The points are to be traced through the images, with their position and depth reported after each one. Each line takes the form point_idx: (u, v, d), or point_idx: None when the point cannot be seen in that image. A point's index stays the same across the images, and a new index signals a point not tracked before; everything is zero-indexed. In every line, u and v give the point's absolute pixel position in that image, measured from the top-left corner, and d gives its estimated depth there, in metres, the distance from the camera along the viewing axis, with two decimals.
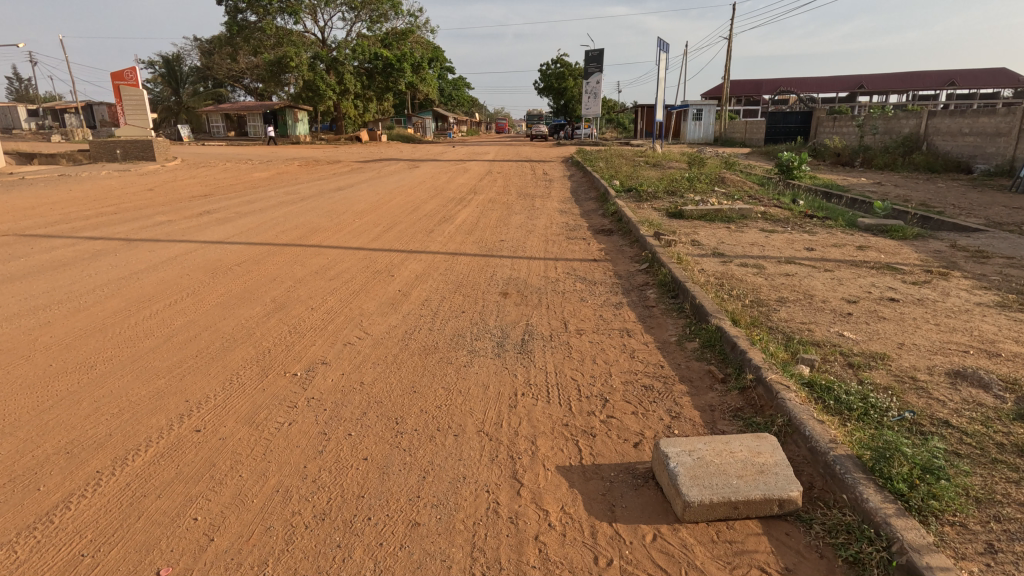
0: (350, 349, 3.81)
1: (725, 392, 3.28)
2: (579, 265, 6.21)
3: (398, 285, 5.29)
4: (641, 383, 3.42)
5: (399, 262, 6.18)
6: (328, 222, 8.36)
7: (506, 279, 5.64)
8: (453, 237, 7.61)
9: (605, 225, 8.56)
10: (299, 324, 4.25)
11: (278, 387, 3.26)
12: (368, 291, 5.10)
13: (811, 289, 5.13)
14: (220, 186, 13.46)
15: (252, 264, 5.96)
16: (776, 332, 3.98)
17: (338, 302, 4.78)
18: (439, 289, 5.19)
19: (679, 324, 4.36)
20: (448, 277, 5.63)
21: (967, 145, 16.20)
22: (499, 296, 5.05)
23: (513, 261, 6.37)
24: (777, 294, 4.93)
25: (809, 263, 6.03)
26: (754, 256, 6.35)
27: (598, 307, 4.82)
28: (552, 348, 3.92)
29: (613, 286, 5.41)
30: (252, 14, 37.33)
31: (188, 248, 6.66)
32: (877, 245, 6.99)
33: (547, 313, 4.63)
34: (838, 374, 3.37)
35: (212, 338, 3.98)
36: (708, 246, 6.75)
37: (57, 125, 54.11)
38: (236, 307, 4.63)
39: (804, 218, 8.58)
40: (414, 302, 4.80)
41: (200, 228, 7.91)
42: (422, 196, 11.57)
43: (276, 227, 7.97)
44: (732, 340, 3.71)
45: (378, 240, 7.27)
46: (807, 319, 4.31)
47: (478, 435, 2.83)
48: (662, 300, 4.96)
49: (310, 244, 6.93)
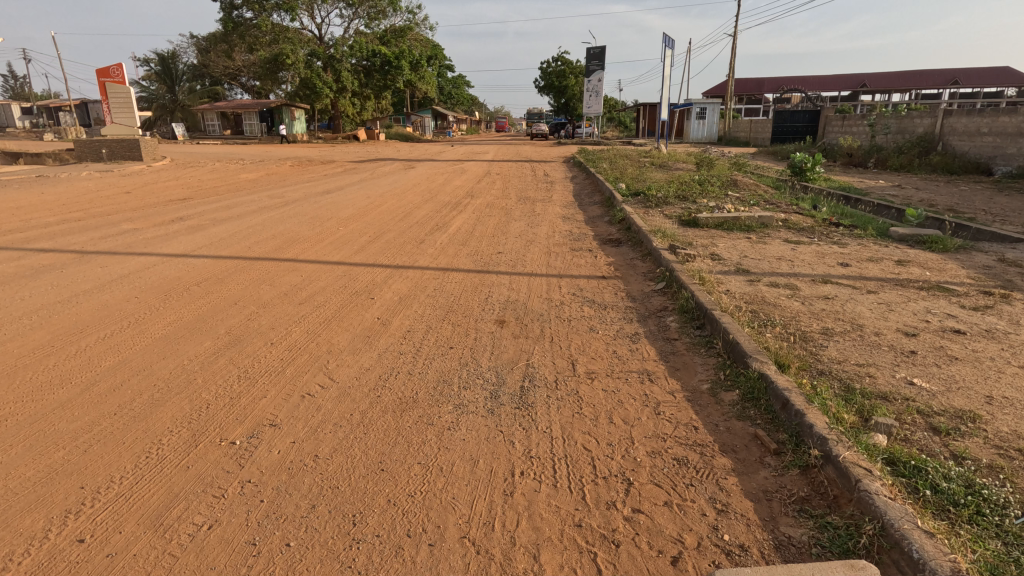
0: (309, 404, 3.08)
1: (782, 470, 2.56)
2: (585, 284, 5.47)
3: (377, 311, 4.56)
4: (672, 456, 2.70)
5: (382, 280, 5.46)
6: (309, 231, 7.63)
7: (504, 302, 4.91)
8: (445, 249, 6.89)
9: (613, 234, 7.83)
10: (252, 367, 3.51)
11: (205, 465, 2.53)
12: (343, 319, 4.37)
13: (858, 317, 4.40)
14: (202, 189, 12.67)
15: (215, 284, 5.24)
16: (831, 381, 3.27)
17: (304, 335, 4.04)
18: (424, 316, 4.47)
19: (710, 366, 3.63)
20: (436, 300, 4.89)
21: (986, 145, 15.45)
22: (495, 326, 4.32)
23: (511, 279, 5.64)
24: (820, 325, 4.21)
25: (848, 283, 5.30)
26: (784, 273, 5.63)
27: (611, 341, 4.09)
28: (558, 401, 3.19)
29: (627, 312, 4.69)
30: (248, 11, 36.62)
31: (145, 263, 5.91)
32: (917, 259, 6.26)
33: (551, 350, 3.90)
34: (923, 445, 2.64)
35: (142, 387, 3.24)
36: (730, 261, 6.02)
37: (52, 124, 53.38)
38: (182, 341, 3.90)
39: (830, 227, 7.86)
40: (393, 335, 4.07)
41: (168, 238, 7.18)
42: (416, 200, 10.81)
43: (251, 237, 7.22)
44: (782, 396, 2.99)
45: (361, 253, 6.55)
46: (863, 360, 3.58)
47: (462, 546, 2.10)
48: (686, 331, 4.23)
49: (285, 258, 6.20)
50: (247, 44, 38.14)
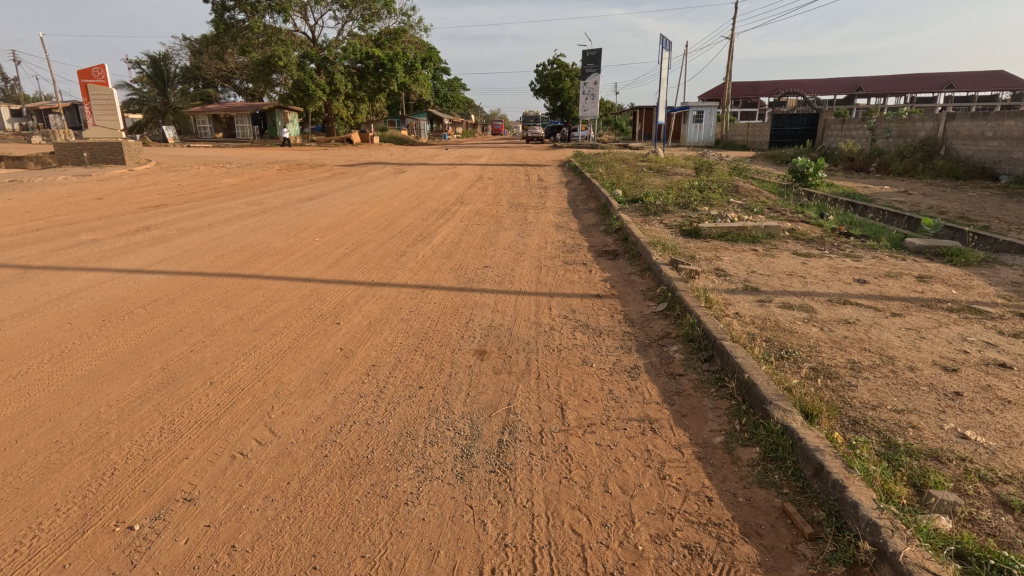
0: (239, 469, 2.52)
1: (822, 566, 2.03)
2: (579, 305, 4.94)
3: (340, 341, 4.01)
4: (681, 542, 2.16)
5: (352, 301, 4.92)
6: (282, 242, 7.09)
7: (486, 327, 4.37)
8: (427, 262, 6.37)
9: (609, 245, 7.31)
10: (180, 415, 2.95)
11: (86, 563, 1.99)
12: (300, 350, 3.83)
13: (887, 347, 3.87)
14: (180, 195, 12.12)
15: (164, 306, 4.68)
16: (870, 436, 2.73)
17: (251, 372, 3.48)
18: (394, 346, 3.93)
19: (722, 412, 3.09)
20: (410, 325, 4.35)
21: (991, 150, 15.00)
22: (473, 359, 3.77)
23: (496, 298, 5.11)
24: (846, 357, 3.68)
25: (869, 303, 4.79)
26: (796, 291, 5.12)
27: (606, 378, 3.55)
28: (542, 462, 2.66)
29: (625, 340, 4.15)
30: (240, 12, 36.03)
31: (92, 280, 5.35)
32: (939, 275, 5.75)
33: (536, 389, 3.36)
34: (998, 530, 2.10)
35: (38, 445, 2.68)
36: (737, 278, 5.50)
37: (41, 126, 52.81)
38: (105, 380, 3.34)
39: (840, 238, 7.36)
40: (355, 372, 3.52)
41: (127, 250, 6.63)
42: (401, 207, 10.30)
43: (216, 249, 6.66)
44: (815, 459, 2.45)
45: (335, 267, 6.01)
46: (901, 405, 3.05)
47: None
48: (692, 365, 3.69)
49: (249, 274, 5.66)
50: (239, 46, 37.58)
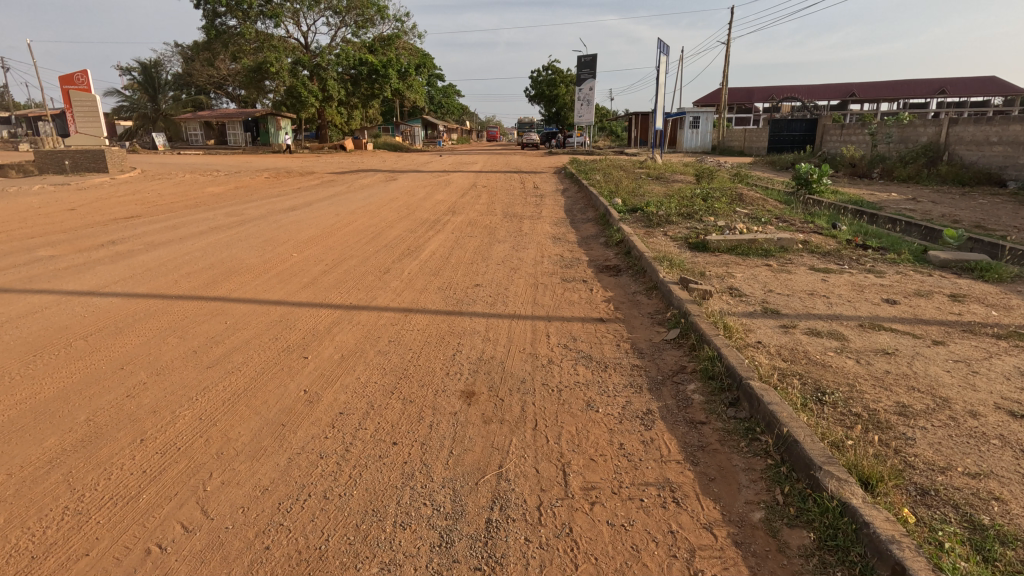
0: (152, 572, 1.97)
1: None
2: (580, 332, 4.40)
3: (304, 381, 3.45)
4: None
5: (325, 328, 4.38)
6: (256, 258, 6.56)
7: (475, 361, 3.82)
8: (413, 280, 5.84)
9: (610, 260, 6.80)
10: (94, 489, 2.39)
11: None
12: (256, 394, 3.26)
13: (937, 385, 3.35)
14: (158, 206, 11.52)
15: (108, 336, 4.10)
16: (948, 514, 2.20)
17: (194, 425, 2.92)
18: (367, 388, 3.38)
19: (760, 477, 2.55)
20: (388, 359, 3.80)
21: (996, 155, 14.59)
22: (459, 404, 3.22)
23: (487, 323, 4.57)
24: (893, 400, 3.14)
25: (904, 329, 4.28)
26: (820, 315, 4.60)
27: (616, 428, 3.01)
28: (541, 553, 2.11)
29: (635, 376, 3.61)
30: (233, 19, 35.17)
31: (38, 304, 4.80)
32: (972, 293, 5.25)
33: (533, 446, 2.82)
34: None
35: None
36: (754, 298, 4.99)
37: (29, 133, 51.98)
38: (13, 438, 2.77)
39: (857, 251, 6.88)
40: (318, 424, 2.96)
41: (84, 268, 6.05)
42: (390, 218, 9.78)
43: (183, 267, 6.09)
44: (893, 557, 1.92)
45: (310, 288, 5.47)
46: (976, 467, 2.53)
47: None
48: (715, 411, 3.14)
49: (213, 296, 5.11)
50: (231, 52, 36.94)
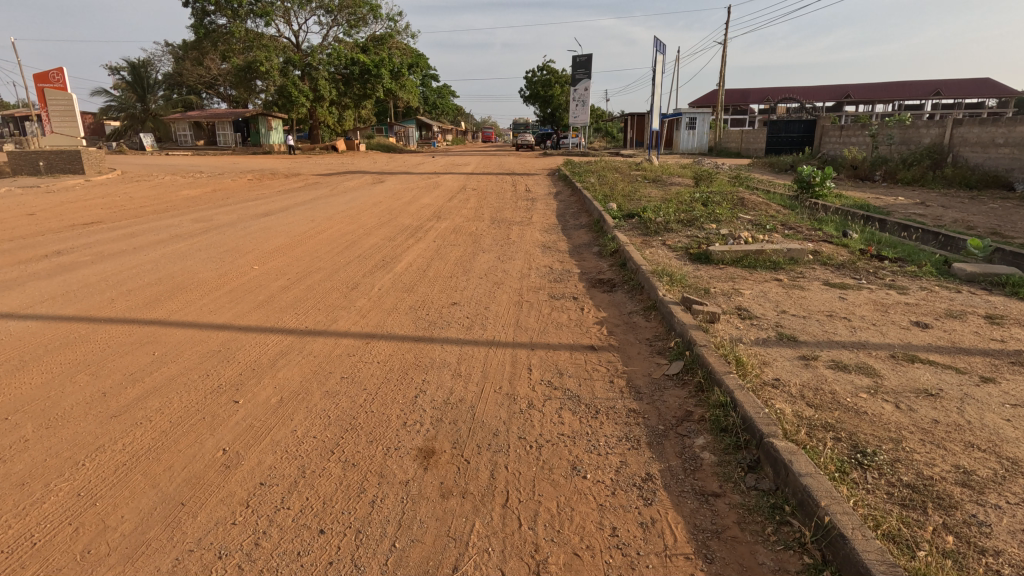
0: None
1: None
2: (568, 363, 3.79)
3: (224, 437, 2.80)
4: None
5: (267, 361, 3.73)
6: (211, 272, 5.91)
7: (440, 405, 3.18)
8: (383, 298, 5.21)
9: (604, 272, 6.19)
10: None
11: None
12: (161, 457, 2.62)
13: (1002, 441, 2.72)
14: (127, 210, 10.87)
15: (5, 374, 3.45)
16: None
17: (63, 506, 2.27)
18: (302, 447, 2.73)
19: None
20: (336, 404, 3.16)
21: (1002, 158, 14.03)
22: (413, 469, 2.58)
23: (460, 353, 3.94)
24: (951, 464, 2.52)
25: (945, 363, 3.66)
26: (845, 343, 3.98)
27: (607, 503, 2.39)
28: None
29: (631, 426, 2.99)
30: (221, 17, 34.32)
31: None
32: (1009, 313, 4.66)
33: (499, 535, 2.19)
34: None
35: None
36: (766, 321, 4.38)
37: (17, 133, 51.02)
38: None
39: (873, 263, 6.28)
40: (228, 502, 2.32)
41: (15, 283, 5.41)
42: (369, 223, 9.15)
43: (126, 283, 5.44)
44: None
45: (263, 308, 4.83)
46: None
47: None
48: (732, 478, 2.53)
49: (149, 318, 4.47)
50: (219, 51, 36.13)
